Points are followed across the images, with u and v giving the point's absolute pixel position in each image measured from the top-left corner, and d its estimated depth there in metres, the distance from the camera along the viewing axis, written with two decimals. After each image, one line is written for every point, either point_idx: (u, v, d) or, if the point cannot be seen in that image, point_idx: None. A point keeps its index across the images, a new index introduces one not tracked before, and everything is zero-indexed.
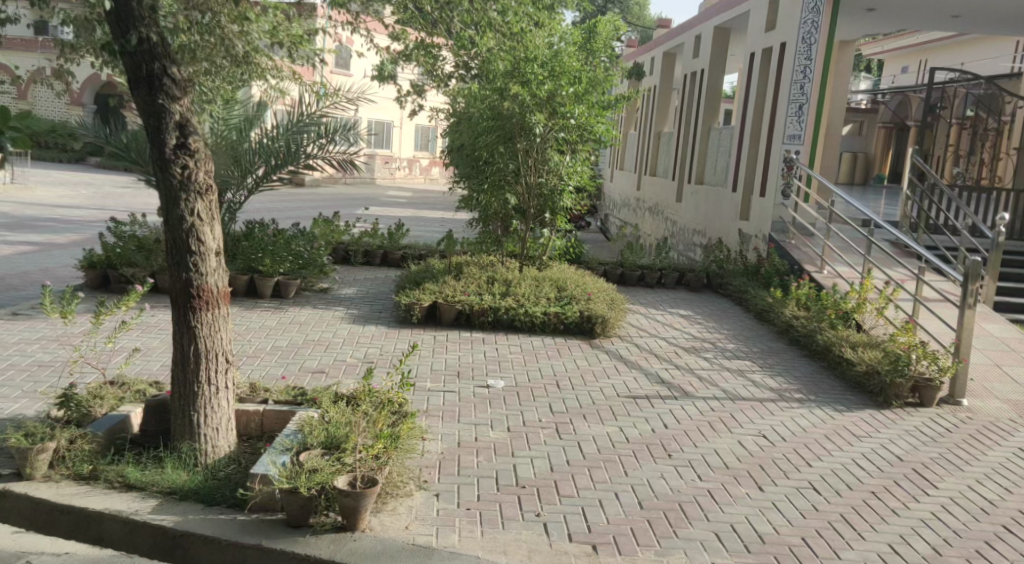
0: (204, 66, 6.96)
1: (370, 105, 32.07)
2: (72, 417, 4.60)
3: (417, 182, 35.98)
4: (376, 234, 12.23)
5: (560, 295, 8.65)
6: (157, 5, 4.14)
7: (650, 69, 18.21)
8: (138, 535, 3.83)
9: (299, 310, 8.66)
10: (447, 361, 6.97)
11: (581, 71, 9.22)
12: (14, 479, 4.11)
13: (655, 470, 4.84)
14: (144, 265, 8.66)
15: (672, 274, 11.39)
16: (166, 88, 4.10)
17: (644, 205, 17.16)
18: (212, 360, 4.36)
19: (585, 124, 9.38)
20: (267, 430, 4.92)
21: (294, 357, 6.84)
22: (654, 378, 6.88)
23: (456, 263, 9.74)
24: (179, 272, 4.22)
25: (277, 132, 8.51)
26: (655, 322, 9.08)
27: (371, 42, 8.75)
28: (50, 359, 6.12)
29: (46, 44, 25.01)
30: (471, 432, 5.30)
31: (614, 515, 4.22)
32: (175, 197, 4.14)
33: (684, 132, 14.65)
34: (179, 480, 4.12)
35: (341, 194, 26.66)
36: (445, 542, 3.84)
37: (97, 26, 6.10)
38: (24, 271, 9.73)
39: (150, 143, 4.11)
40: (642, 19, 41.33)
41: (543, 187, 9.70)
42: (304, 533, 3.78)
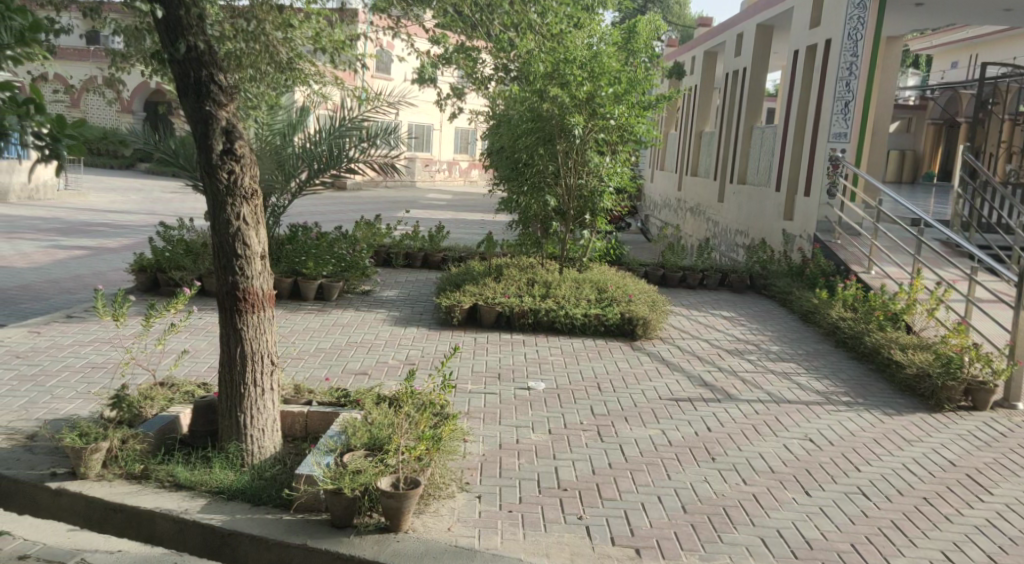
0: (248, 73, 6.93)
1: (410, 108, 32.35)
2: (124, 417, 4.71)
3: (457, 185, 36.20)
4: (416, 236, 12.32)
5: (601, 296, 8.61)
6: (204, 13, 4.22)
7: (691, 69, 18.05)
8: (188, 534, 3.90)
9: (342, 312, 8.77)
10: (488, 363, 6.99)
11: (620, 72, 9.21)
12: (69, 478, 4.21)
13: (698, 474, 4.79)
14: (192, 269, 8.84)
15: (715, 274, 11.26)
16: (212, 95, 4.18)
17: (686, 205, 17.01)
18: (257, 361, 4.43)
19: (625, 125, 9.32)
20: (311, 431, 4.99)
21: (337, 359, 6.93)
22: (696, 380, 6.81)
23: (496, 265, 9.77)
24: (225, 276, 4.29)
25: (319, 136, 8.64)
26: (697, 324, 9.00)
27: (411, 46, 8.79)
28: (102, 360, 6.28)
29: (97, 54, 25.72)
30: (512, 434, 5.30)
31: (657, 518, 4.20)
32: (221, 201, 4.22)
33: (726, 131, 14.49)
34: (226, 480, 4.18)
35: (383, 197, 26.91)
36: (487, 543, 3.85)
37: (145, 35, 6.22)
38: (78, 275, 10.02)
39: (197, 149, 4.19)
40: (681, 19, 40.95)
41: (584, 188, 9.66)
42: (348, 533, 3.82)
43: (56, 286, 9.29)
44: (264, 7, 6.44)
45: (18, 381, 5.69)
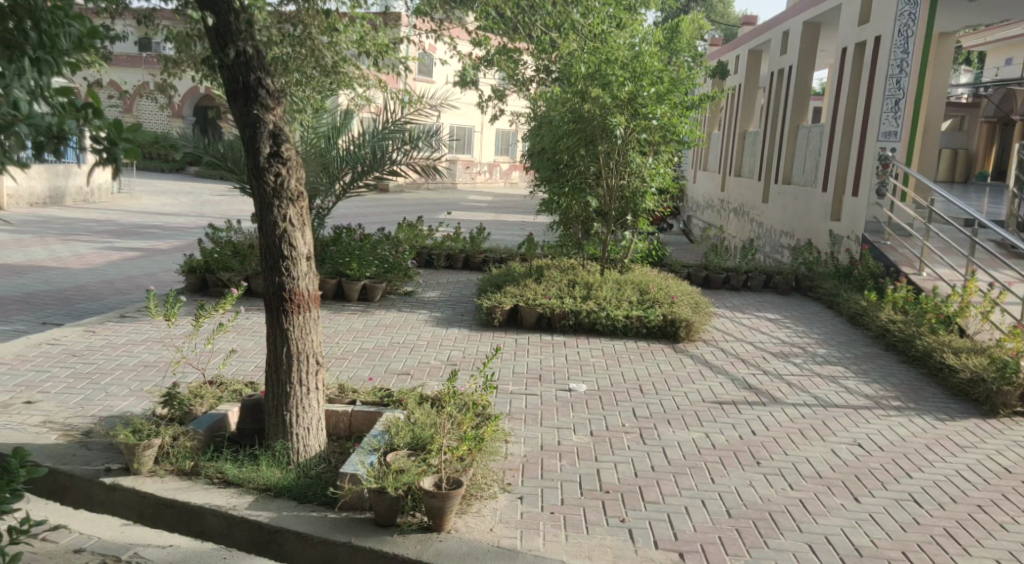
0: (294, 76, 7.00)
1: (452, 110, 32.54)
2: (175, 415, 4.82)
3: (498, 186, 36.35)
4: (458, 238, 12.36)
5: (643, 298, 8.55)
6: (253, 19, 4.30)
7: (735, 68, 17.85)
8: (236, 530, 3.97)
9: (385, 313, 8.84)
10: (529, 364, 6.99)
11: (663, 71, 9.10)
12: (123, 473, 4.32)
13: (743, 478, 4.73)
14: (239, 270, 9.00)
15: (759, 276, 11.11)
16: (260, 99, 4.25)
17: (729, 206, 16.82)
18: (303, 362, 4.49)
19: (668, 125, 9.22)
20: (355, 431, 5.04)
21: (380, 359, 6.98)
22: (740, 383, 6.72)
23: (538, 266, 9.79)
24: (271, 276, 4.37)
25: (363, 139, 8.73)
26: (741, 326, 8.89)
27: (454, 48, 8.82)
28: (154, 359, 6.43)
29: (149, 61, 26.33)
30: (553, 436, 5.30)
31: (700, 521, 4.16)
32: (268, 204, 4.29)
33: (771, 131, 14.29)
34: (273, 477, 4.26)
35: (425, 199, 27.05)
36: (529, 545, 3.85)
37: (196, 41, 6.35)
38: (130, 276, 10.28)
39: (245, 152, 4.27)
40: (725, 18, 40.58)
41: (625, 189, 9.60)
42: (392, 532, 3.85)
43: (109, 287, 9.53)
44: (310, 12, 6.45)
45: (74, 378, 5.86)
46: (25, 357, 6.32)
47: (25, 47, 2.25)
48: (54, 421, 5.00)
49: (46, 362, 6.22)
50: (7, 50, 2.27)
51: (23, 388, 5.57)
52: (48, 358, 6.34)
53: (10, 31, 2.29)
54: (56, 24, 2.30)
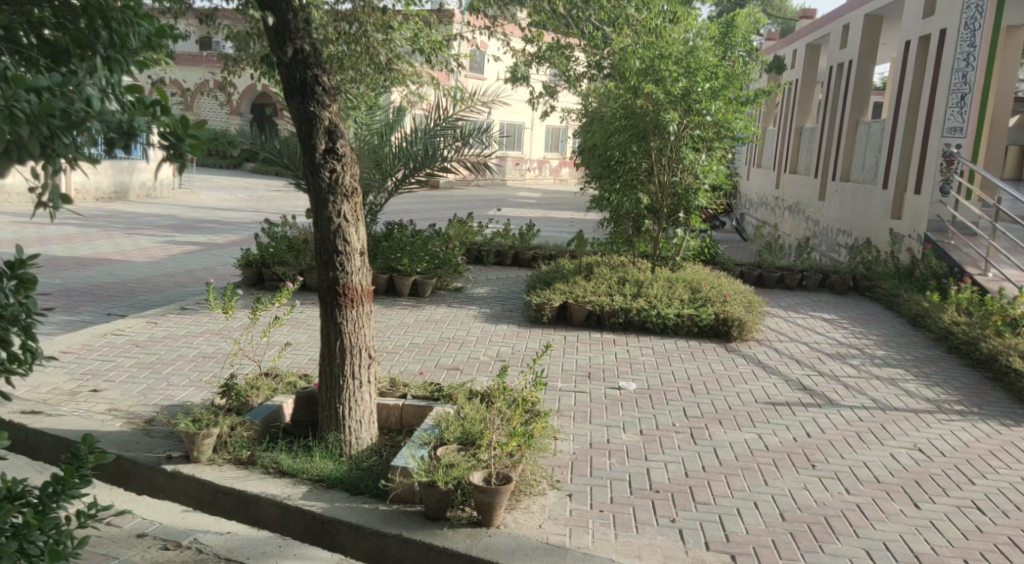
0: (349, 74, 7.06)
1: (504, 107, 32.62)
2: (232, 405, 4.93)
3: (547, 183, 36.36)
4: (507, 234, 12.43)
5: (694, 296, 8.45)
6: (311, 17, 4.37)
7: (792, 63, 17.49)
8: (291, 519, 4.05)
9: (435, 308, 8.91)
10: (579, 362, 6.97)
11: (717, 67, 9.02)
12: (183, 461, 4.44)
13: (798, 481, 4.65)
14: (294, 265, 9.17)
15: (815, 275, 10.90)
16: (318, 96, 4.30)
17: (784, 204, 16.53)
18: (356, 355, 4.55)
19: (722, 121, 9.10)
20: (406, 424, 5.10)
21: (430, 354, 7.05)
22: (795, 384, 6.60)
23: (587, 264, 9.76)
24: (327, 271, 4.44)
25: (415, 135, 8.79)
26: (796, 326, 8.72)
27: (508, 45, 8.79)
28: (212, 351, 6.59)
29: (209, 60, 26.96)
30: (602, 433, 5.28)
31: (753, 524, 4.10)
32: (323, 199, 4.36)
33: (829, 127, 13.99)
34: (326, 469, 4.33)
35: (474, 196, 27.15)
36: (578, 542, 3.84)
37: (256, 41, 6.47)
38: (190, 269, 10.55)
39: (302, 148, 4.34)
40: (782, 11, 39.92)
41: (677, 185, 9.50)
42: (441, 526, 3.88)
43: (170, 280, 9.79)
44: (367, 9, 6.57)
45: (136, 368, 6.04)
46: (91, 346, 6.54)
47: (96, 47, 2.19)
48: (118, 409, 5.17)
49: (111, 352, 6.42)
50: (79, 49, 2.22)
51: (89, 377, 5.76)
52: (113, 348, 6.54)
53: (82, 29, 2.23)
54: (126, 24, 2.21)
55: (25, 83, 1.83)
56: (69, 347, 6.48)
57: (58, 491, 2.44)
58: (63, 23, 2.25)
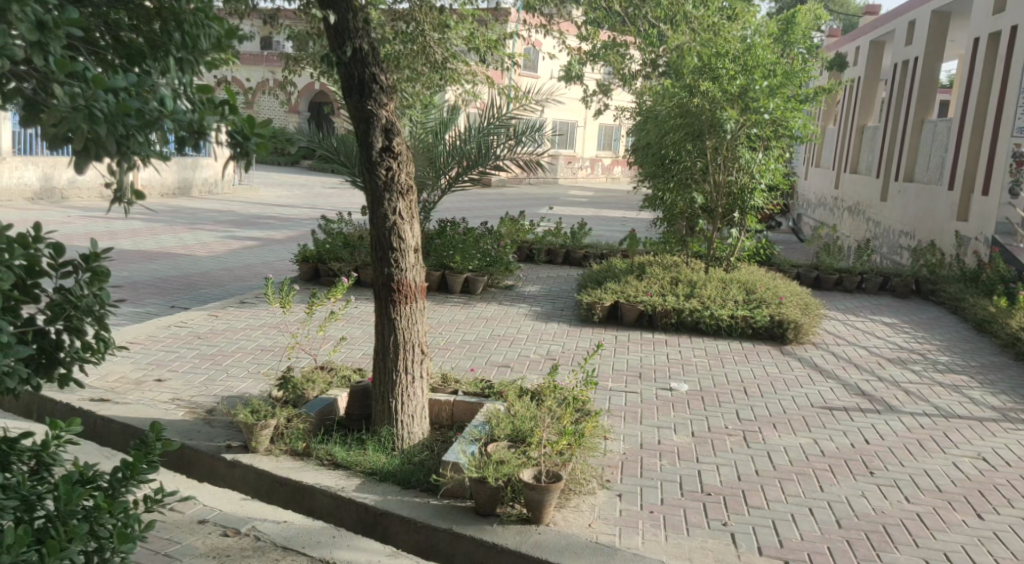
0: (405, 74, 7.17)
1: (557, 105, 32.61)
2: (289, 398, 5.04)
3: (600, 181, 36.20)
4: (559, 233, 12.43)
5: (748, 298, 8.33)
6: (369, 17, 4.39)
7: (854, 60, 17.05)
8: (345, 510, 4.13)
9: (487, 306, 8.95)
10: (630, 362, 6.94)
11: (776, 64, 8.93)
12: (242, 451, 4.56)
13: (855, 488, 4.55)
14: (349, 260, 9.32)
15: (875, 278, 10.64)
16: (375, 95, 4.36)
17: (844, 204, 16.17)
18: (409, 350, 4.61)
19: (780, 119, 8.91)
20: (457, 420, 5.14)
21: (481, 351, 7.10)
22: (853, 389, 6.47)
23: (639, 263, 9.70)
24: (381, 268, 4.51)
25: (469, 133, 8.82)
26: (854, 329, 8.54)
27: (564, 43, 8.75)
28: (270, 344, 6.74)
29: (269, 59, 27.54)
30: (653, 434, 5.25)
31: (808, 530, 4.03)
32: (379, 197, 4.43)
33: (892, 125, 13.62)
34: (379, 462, 4.40)
35: (526, 194, 27.20)
36: (628, 543, 3.83)
37: (314, 40, 6.59)
38: (249, 264, 10.80)
39: (359, 147, 4.40)
40: (846, 8, 38.94)
41: (733, 184, 9.39)
42: (492, 522, 3.91)
43: (230, 274, 10.03)
44: (423, 8, 6.71)
45: (198, 359, 6.22)
46: (156, 337, 6.75)
47: (169, 48, 2.26)
48: (181, 399, 5.32)
49: (174, 343, 6.62)
50: (152, 49, 2.30)
51: (154, 367, 5.95)
52: (176, 339, 6.73)
53: (156, 32, 2.31)
54: (197, 26, 2.27)
55: (104, 83, 1.90)
56: (136, 337, 6.69)
57: (127, 476, 2.54)
58: (137, 25, 2.32)
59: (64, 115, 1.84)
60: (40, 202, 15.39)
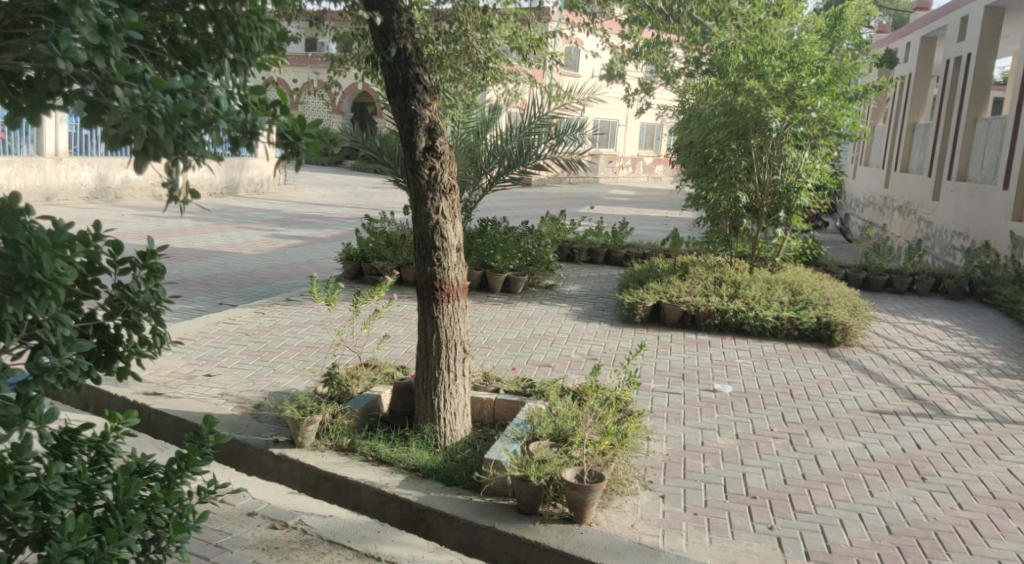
0: (448, 74, 7.15)
1: (599, 104, 32.51)
2: (334, 394, 5.11)
3: (641, 181, 35.96)
4: (600, 233, 12.38)
5: (795, 299, 8.22)
6: (414, 17, 4.42)
7: (905, 56, 16.66)
8: (389, 506, 4.17)
9: (527, 305, 8.96)
10: (673, 362, 6.89)
11: (824, 61, 8.77)
12: (289, 446, 4.63)
13: (905, 494, 4.46)
14: (392, 259, 9.41)
15: (927, 280, 10.40)
16: (418, 95, 4.39)
17: (894, 204, 15.85)
18: (452, 348, 4.64)
19: (828, 117, 8.76)
20: (499, 419, 5.16)
21: (523, 350, 7.10)
22: (904, 392, 6.33)
23: (682, 263, 9.63)
24: (424, 266, 4.54)
25: (510, 132, 8.81)
26: (905, 332, 8.35)
27: (607, 42, 8.69)
28: (315, 341, 6.84)
29: (315, 60, 27.93)
30: (697, 436, 5.21)
31: (857, 536, 3.96)
32: (422, 196, 4.46)
33: (944, 123, 13.30)
34: (423, 459, 4.43)
35: (567, 193, 27.18)
36: (672, 545, 3.80)
37: (359, 41, 6.68)
38: (295, 262, 10.97)
39: (403, 147, 4.44)
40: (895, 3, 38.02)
41: (779, 184, 9.29)
42: (534, 521, 3.91)
43: (276, 271, 10.20)
44: (467, 8, 6.82)
45: (246, 355, 6.33)
46: (205, 333, 6.89)
47: (224, 50, 2.30)
48: (229, 393, 5.43)
49: (223, 339, 6.75)
50: (207, 52, 2.35)
51: (204, 363, 6.07)
52: (224, 335, 6.87)
53: (210, 34, 2.35)
54: (250, 28, 2.29)
55: (162, 85, 1.95)
56: (186, 334, 6.84)
57: (183, 467, 2.60)
58: (192, 28, 2.37)
59: (124, 116, 1.88)
60: (95, 201, 15.82)
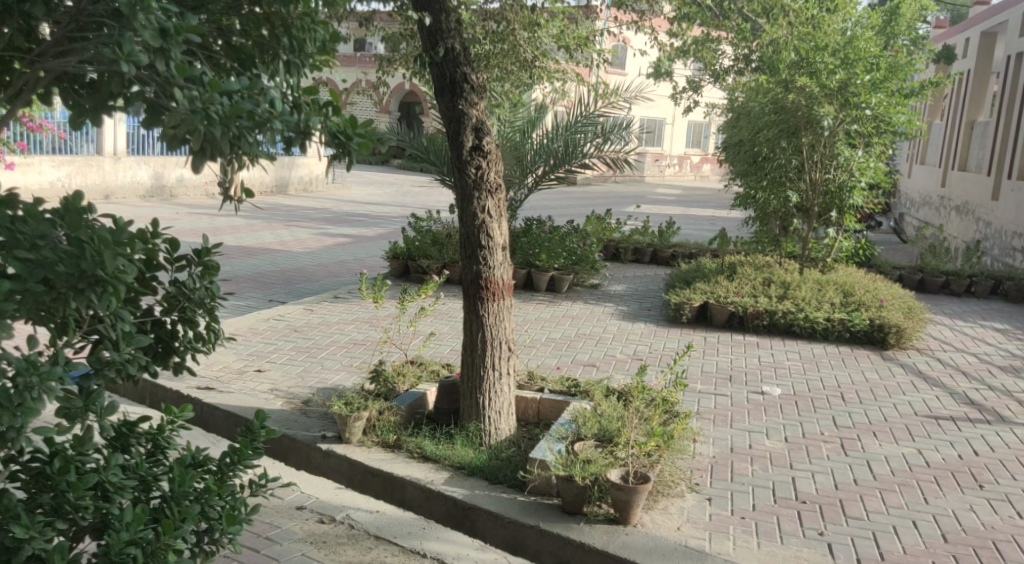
0: (495, 73, 7.20)
1: (646, 102, 32.28)
2: (381, 391, 5.16)
3: (688, 180, 35.60)
4: (646, 232, 12.30)
5: (846, 300, 8.06)
6: (462, 17, 4.43)
7: (964, 52, 16.18)
8: (434, 504, 4.20)
9: (572, 305, 8.94)
10: (720, 364, 6.81)
11: (878, 58, 8.59)
12: (336, 442, 4.70)
13: (962, 502, 4.34)
14: (437, 258, 9.47)
15: (986, 282, 10.09)
16: (466, 94, 4.42)
17: (951, 204, 15.43)
18: (497, 347, 4.65)
19: (883, 115, 8.55)
20: (543, 418, 5.16)
21: (568, 349, 7.09)
22: (961, 398, 6.15)
23: (729, 263, 9.51)
24: (470, 265, 4.56)
25: (555, 132, 8.77)
26: (961, 335, 8.11)
27: (655, 40, 8.61)
28: (362, 338, 6.92)
29: (364, 60, 28.26)
30: (744, 438, 5.14)
31: (911, 544, 3.86)
32: (469, 195, 4.48)
33: (1004, 121, 12.89)
34: (467, 457, 4.45)
35: (614, 193, 27.01)
36: (719, 548, 3.75)
37: (408, 41, 6.73)
38: (342, 260, 11.11)
39: (450, 146, 4.46)
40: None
41: (830, 183, 9.15)
42: (578, 521, 3.89)
43: (325, 269, 10.34)
44: (514, 8, 6.73)
45: (295, 351, 6.44)
46: (256, 330, 7.02)
47: (278, 52, 2.36)
48: (279, 389, 5.52)
49: (273, 335, 6.87)
50: (262, 53, 2.40)
51: (255, 358, 6.19)
52: (274, 332, 6.99)
53: (265, 36, 2.39)
54: (303, 30, 2.34)
55: (220, 87, 1.99)
56: (238, 329, 6.98)
57: (235, 461, 2.64)
58: (247, 30, 2.42)
59: (184, 117, 1.91)
60: (151, 199, 16.22)
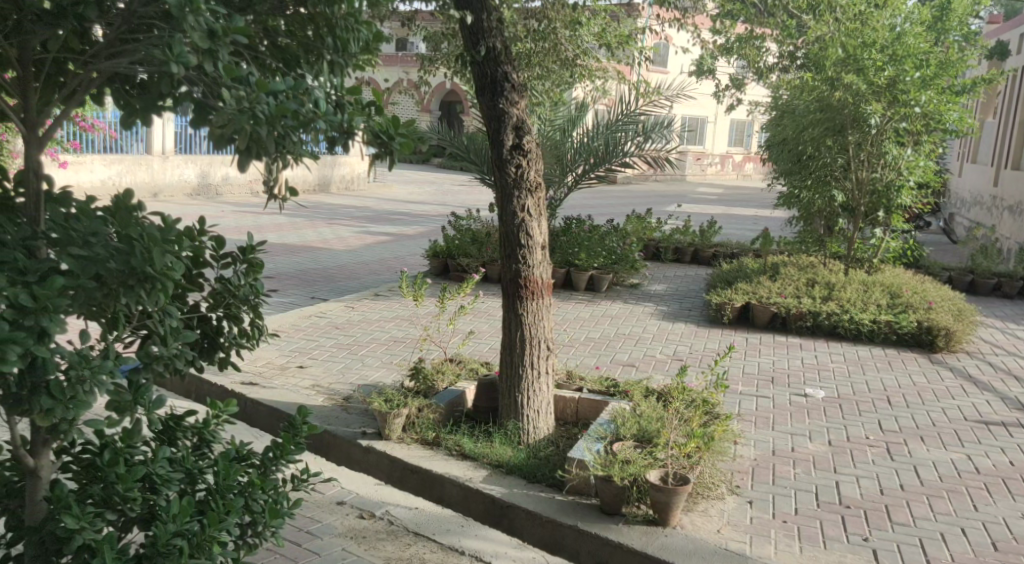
0: (536, 71, 7.20)
1: (688, 100, 31.97)
2: (420, 388, 5.19)
3: (731, 178, 35.19)
4: (687, 232, 12.19)
5: (893, 302, 7.89)
6: (504, 16, 4.43)
7: (1018, 47, 15.71)
8: (472, 501, 4.22)
9: (612, 304, 8.90)
10: (761, 365, 6.71)
11: (928, 54, 8.37)
12: (376, 438, 4.74)
13: (1013, 510, 4.22)
14: (477, 256, 9.50)
15: None
16: (506, 93, 4.42)
17: (1003, 204, 15.02)
18: (536, 345, 4.64)
19: (933, 112, 8.31)
20: (582, 418, 5.14)
21: (607, 349, 7.06)
22: (1013, 403, 5.99)
23: (772, 263, 9.38)
24: (509, 264, 4.56)
25: (596, 131, 8.74)
26: (1014, 338, 7.90)
27: (697, 37, 8.52)
28: (402, 336, 6.97)
29: (405, 59, 28.44)
30: (786, 441, 5.07)
31: (960, 551, 3.78)
32: (508, 194, 4.48)
33: None
34: (506, 455, 4.46)
35: (654, 192, 26.81)
36: (760, 552, 3.71)
37: (449, 40, 6.74)
38: (383, 258, 11.21)
39: (491, 145, 4.47)
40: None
41: (878, 182, 8.95)
42: (618, 521, 3.87)
43: (365, 267, 10.43)
44: (556, 6, 6.73)
45: (336, 348, 6.51)
46: (299, 326, 7.11)
47: (322, 52, 2.39)
48: (320, 385, 5.59)
49: (314, 332, 6.95)
50: (306, 54, 2.44)
51: (297, 355, 6.27)
52: (316, 328, 7.08)
53: (310, 36, 2.42)
54: (347, 30, 2.35)
55: (266, 87, 2.02)
56: (281, 326, 7.08)
57: (277, 455, 2.69)
58: (292, 31, 2.45)
59: (231, 117, 1.94)
60: (198, 197, 16.52)
